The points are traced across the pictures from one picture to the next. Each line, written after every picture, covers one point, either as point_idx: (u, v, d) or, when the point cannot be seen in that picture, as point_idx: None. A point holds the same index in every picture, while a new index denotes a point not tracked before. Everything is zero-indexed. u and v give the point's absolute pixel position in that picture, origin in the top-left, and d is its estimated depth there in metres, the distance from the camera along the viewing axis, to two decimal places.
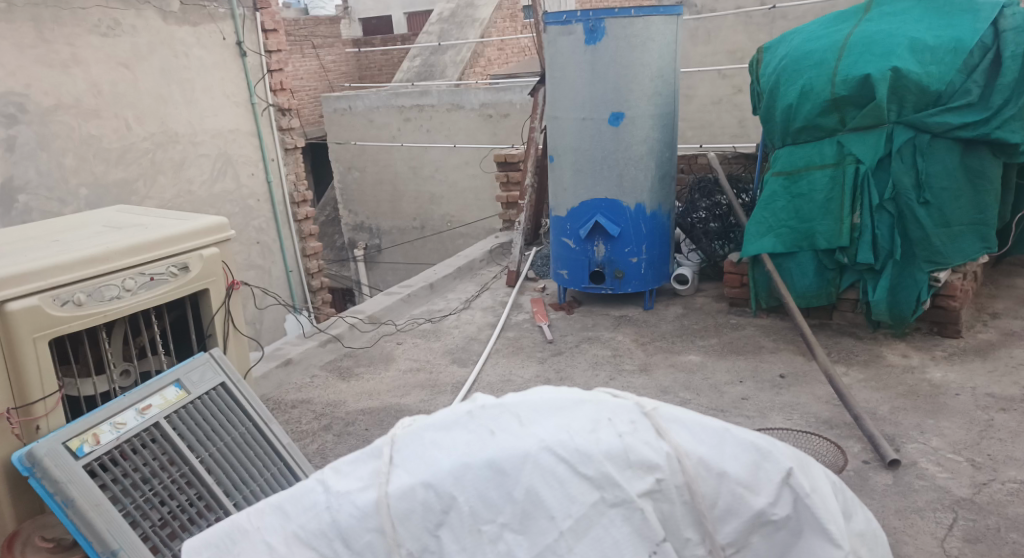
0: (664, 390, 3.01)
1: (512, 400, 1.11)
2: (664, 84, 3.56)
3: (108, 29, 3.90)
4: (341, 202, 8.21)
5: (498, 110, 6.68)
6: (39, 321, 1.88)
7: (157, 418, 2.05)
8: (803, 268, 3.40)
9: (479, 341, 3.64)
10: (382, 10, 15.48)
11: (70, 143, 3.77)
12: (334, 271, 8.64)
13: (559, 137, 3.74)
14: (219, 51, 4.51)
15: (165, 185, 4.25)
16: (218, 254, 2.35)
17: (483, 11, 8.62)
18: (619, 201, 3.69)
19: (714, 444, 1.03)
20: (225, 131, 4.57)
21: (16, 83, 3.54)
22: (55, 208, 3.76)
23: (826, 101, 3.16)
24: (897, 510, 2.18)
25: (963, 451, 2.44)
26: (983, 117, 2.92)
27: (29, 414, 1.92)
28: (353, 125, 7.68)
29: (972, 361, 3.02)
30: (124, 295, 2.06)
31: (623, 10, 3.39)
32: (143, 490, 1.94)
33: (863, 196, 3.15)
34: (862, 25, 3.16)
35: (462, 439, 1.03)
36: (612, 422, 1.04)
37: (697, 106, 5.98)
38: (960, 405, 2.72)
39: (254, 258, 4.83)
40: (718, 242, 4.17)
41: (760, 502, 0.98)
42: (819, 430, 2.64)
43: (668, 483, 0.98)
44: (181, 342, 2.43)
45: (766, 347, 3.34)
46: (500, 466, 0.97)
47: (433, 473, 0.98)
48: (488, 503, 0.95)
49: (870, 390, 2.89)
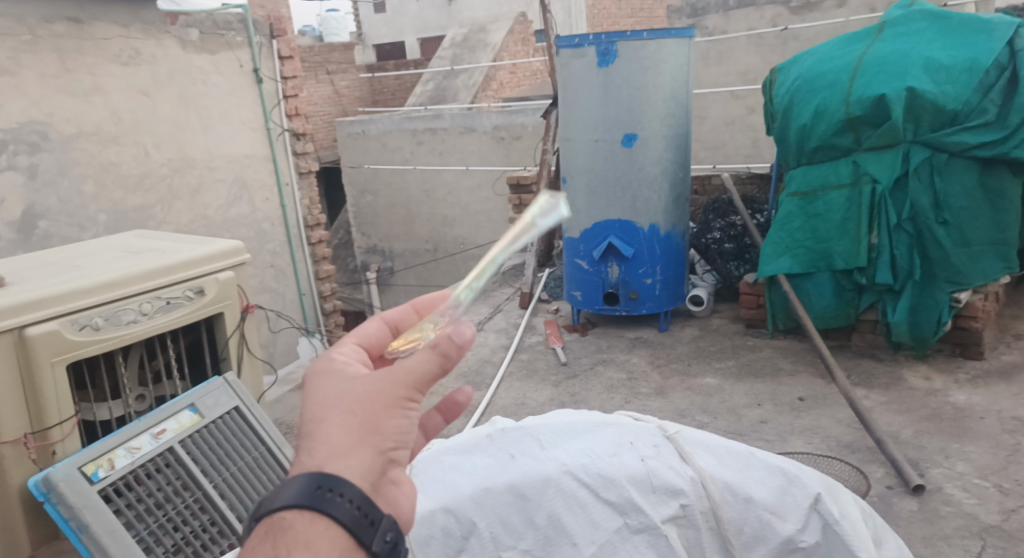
0: (681, 414, 2.97)
1: (531, 423, 1.30)
2: (677, 105, 3.57)
3: (128, 58, 3.97)
4: (354, 225, 8.23)
5: (510, 132, 6.71)
6: (57, 346, 1.88)
7: (172, 442, 2.04)
8: (821, 289, 3.36)
9: (493, 364, 3.63)
10: (395, 36, 15.72)
11: (90, 169, 3.81)
12: (347, 294, 8.64)
13: (572, 158, 3.74)
14: (237, 78, 4.58)
15: (182, 210, 4.29)
16: (233, 277, 2.35)
17: (495, 36, 8.74)
18: (633, 222, 3.67)
19: (738, 469, 1.17)
20: (241, 156, 4.62)
21: (39, 111, 3.58)
22: (74, 234, 3.78)
23: (840, 121, 3.15)
24: (924, 537, 2.12)
25: (990, 476, 2.38)
26: (1001, 136, 2.88)
27: (46, 439, 1.92)
28: (367, 149, 7.76)
29: (996, 384, 2.95)
30: (141, 320, 2.06)
31: (635, 33, 3.40)
32: (156, 516, 1.92)
33: (881, 216, 3.11)
34: (876, 45, 3.14)
35: (484, 462, 1.24)
36: (636, 446, 1.21)
37: (710, 127, 5.99)
38: (985, 429, 2.66)
39: (268, 281, 4.84)
40: (733, 262, 4.12)
41: (788, 529, 1.12)
42: (840, 454, 2.58)
43: (693, 509, 1.14)
44: (197, 365, 2.43)
45: (783, 368, 3.30)
46: (523, 491, 1.16)
47: (454, 499, 1.18)
48: (511, 527, 1.16)
49: (893, 413, 2.84)
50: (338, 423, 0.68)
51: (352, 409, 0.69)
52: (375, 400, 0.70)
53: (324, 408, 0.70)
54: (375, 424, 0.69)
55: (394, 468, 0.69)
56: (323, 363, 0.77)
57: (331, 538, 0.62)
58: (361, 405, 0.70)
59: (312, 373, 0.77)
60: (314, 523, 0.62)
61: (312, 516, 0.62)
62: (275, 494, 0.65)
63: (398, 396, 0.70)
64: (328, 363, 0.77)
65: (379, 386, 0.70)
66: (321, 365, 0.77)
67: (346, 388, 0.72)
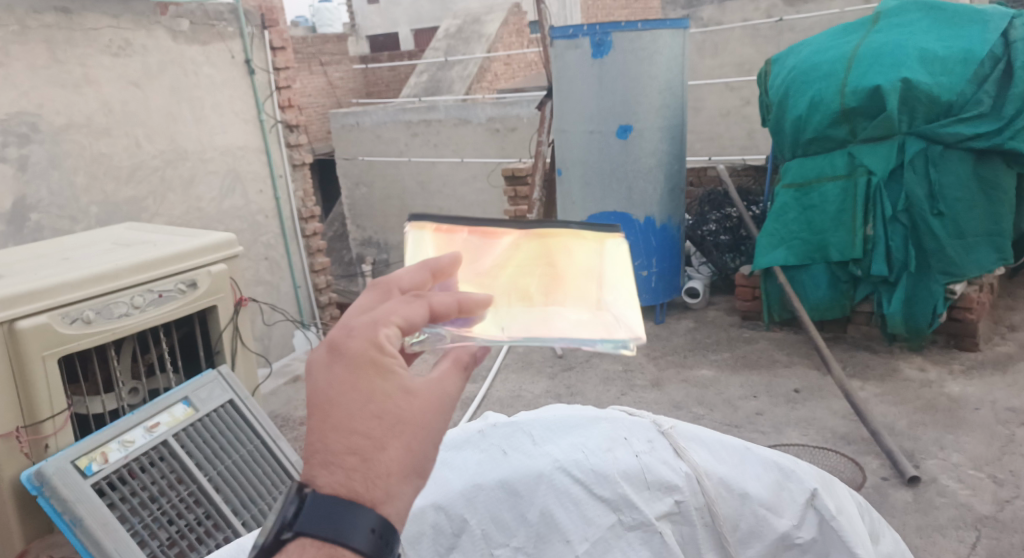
0: (677, 406, 2.97)
1: (524, 419, 1.29)
2: (672, 96, 3.55)
3: (119, 49, 3.93)
4: (348, 217, 8.19)
5: (505, 124, 6.68)
6: (48, 339, 1.86)
7: (166, 435, 2.03)
8: (816, 280, 3.36)
9: (488, 356, 3.62)
10: (390, 27, 15.63)
11: (81, 161, 3.78)
12: (342, 287, 8.60)
13: (567, 150, 3.73)
14: (229, 69, 4.54)
15: (175, 202, 4.26)
16: (226, 270, 2.33)
17: (490, 27, 8.70)
18: (629, 214, 3.66)
19: (734, 464, 1.18)
20: (234, 148, 4.59)
21: (29, 103, 3.54)
22: (66, 226, 3.74)
23: (835, 112, 3.14)
24: (918, 527, 2.13)
25: (984, 466, 2.39)
26: (995, 127, 2.89)
27: (38, 432, 1.90)
28: (361, 140, 7.73)
29: (991, 375, 2.96)
30: (133, 312, 2.05)
31: (629, 24, 3.38)
32: (151, 509, 1.91)
33: (876, 208, 3.11)
34: (871, 36, 3.13)
35: (474, 457, 1.23)
36: (630, 441, 1.20)
37: (706, 118, 5.96)
38: (980, 420, 2.66)
39: (261, 274, 4.81)
40: (729, 254, 4.14)
41: (784, 525, 1.13)
42: (835, 445, 2.59)
43: (688, 505, 1.14)
44: (190, 358, 2.41)
45: (779, 360, 3.30)
46: (515, 487, 1.17)
47: (444, 496, 1.17)
48: (503, 525, 1.16)
49: (888, 404, 2.84)
50: (394, 453, 0.60)
51: (411, 440, 0.60)
52: (431, 432, 0.62)
53: (379, 424, 0.60)
54: (427, 462, 0.61)
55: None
56: (370, 347, 0.62)
57: None
58: (417, 435, 0.61)
59: (352, 354, 0.62)
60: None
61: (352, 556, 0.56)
62: (312, 506, 0.58)
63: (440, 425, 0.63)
64: (378, 352, 0.62)
65: (438, 416, 0.63)
66: (369, 351, 0.62)
67: (403, 401, 0.61)
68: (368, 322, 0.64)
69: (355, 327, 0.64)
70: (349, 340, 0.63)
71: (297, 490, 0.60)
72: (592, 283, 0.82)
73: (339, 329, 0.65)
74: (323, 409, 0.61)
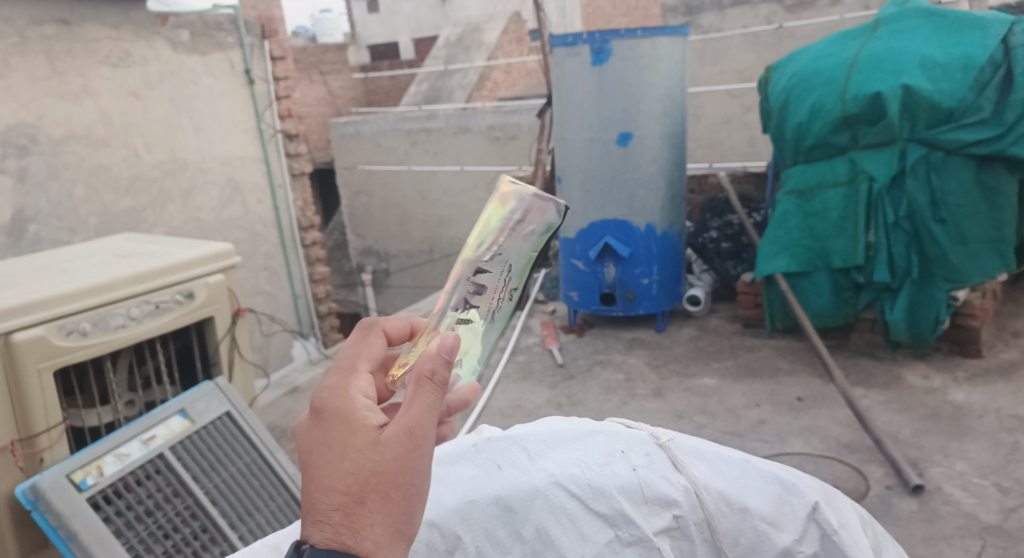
0: (679, 415, 2.94)
1: (517, 432, 1.30)
2: (672, 103, 3.55)
3: (119, 60, 3.93)
4: (348, 227, 8.17)
5: (506, 132, 6.69)
6: (44, 351, 1.85)
7: (162, 448, 2.02)
8: (818, 288, 3.34)
9: (489, 366, 3.62)
10: (390, 36, 15.66)
11: (80, 172, 3.77)
12: (343, 296, 8.58)
13: (567, 158, 3.72)
14: (229, 79, 4.55)
15: (174, 212, 4.26)
16: (223, 280, 2.32)
17: (490, 36, 8.75)
18: (629, 222, 3.65)
19: (734, 478, 1.18)
20: (233, 157, 4.59)
21: (28, 114, 3.54)
22: (65, 237, 3.74)
23: (837, 119, 3.13)
24: (924, 537, 2.10)
25: (989, 475, 2.36)
26: (996, 133, 2.86)
27: (33, 446, 1.89)
28: (360, 149, 7.73)
29: (995, 382, 2.94)
30: (129, 324, 2.03)
31: (629, 32, 3.38)
32: (147, 523, 1.89)
33: (878, 214, 3.10)
34: (872, 42, 3.11)
35: (469, 472, 1.22)
36: (628, 454, 1.20)
37: (706, 125, 5.95)
38: (984, 427, 2.64)
39: (261, 284, 4.80)
40: (730, 261, 4.13)
41: (786, 540, 1.12)
42: (839, 454, 2.56)
43: (687, 520, 1.13)
44: (187, 370, 2.40)
45: (782, 368, 3.28)
46: (509, 503, 1.14)
47: (438, 512, 1.14)
48: (498, 540, 1.13)
49: (892, 412, 2.82)
50: (375, 507, 0.65)
51: (389, 489, 0.65)
52: (409, 475, 0.66)
53: (353, 480, 0.65)
54: (410, 509, 0.67)
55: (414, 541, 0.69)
56: (341, 406, 0.71)
57: None
58: (394, 477, 0.66)
59: (328, 417, 0.70)
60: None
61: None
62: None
63: (411, 463, 0.67)
64: (349, 413, 0.70)
65: (411, 459, 0.67)
66: (342, 412, 0.70)
67: (373, 454, 0.66)
68: (340, 380, 0.75)
69: (332, 385, 0.74)
70: (325, 405, 0.72)
71: (296, 547, 0.64)
72: (530, 242, 0.85)
73: (318, 396, 0.74)
74: (308, 472, 0.68)
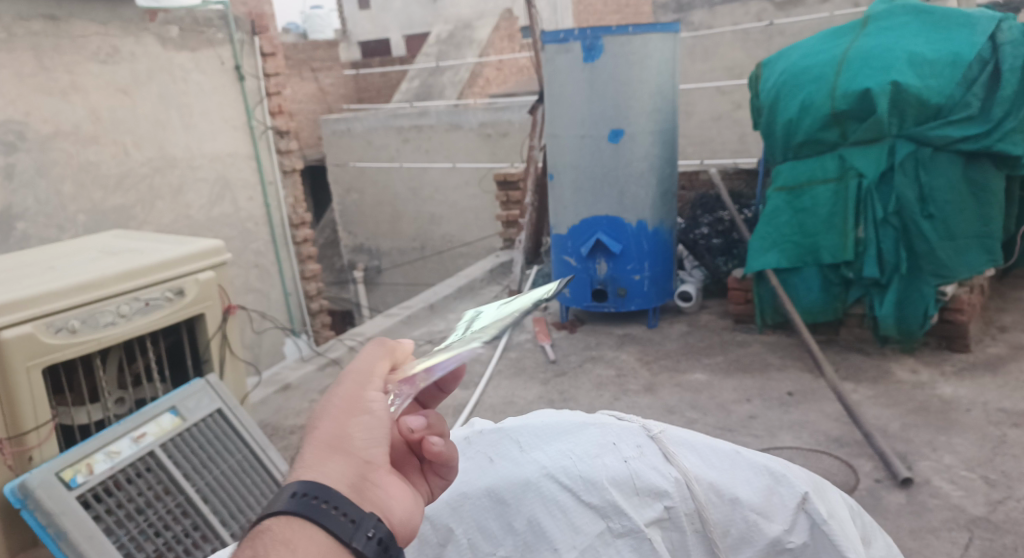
0: (670, 410, 2.95)
1: (510, 425, 1.30)
2: (663, 100, 3.55)
3: (107, 56, 3.91)
4: (339, 224, 8.15)
5: (497, 129, 6.68)
6: (32, 349, 1.84)
7: (153, 446, 2.01)
8: (808, 283, 3.36)
9: (481, 362, 3.62)
10: (380, 33, 15.61)
11: (69, 169, 3.75)
12: (334, 294, 8.57)
13: (559, 154, 3.73)
14: (218, 76, 4.52)
15: (164, 210, 4.24)
16: (214, 277, 2.31)
17: (480, 32, 8.75)
18: (620, 218, 3.65)
19: (723, 469, 1.19)
20: (224, 154, 4.57)
21: (16, 111, 3.51)
22: (53, 235, 3.71)
23: (826, 115, 3.15)
24: (912, 530, 2.12)
25: (977, 467, 2.39)
26: (984, 130, 2.89)
27: (22, 444, 1.88)
28: (351, 146, 7.72)
29: (982, 377, 2.97)
30: (119, 321, 2.02)
31: (621, 28, 3.38)
32: (138, 521, 1.88)
33: (867, 210, 3.12)
34: (861, 39, 3.13)
35: (461, 465, 1.24)
36: (619, 447, 1.21)
37: (697, 122, 5.97)
38: (972, 421, 2.66)
39: (252, 281, 4.78)
40: (721, 258, 4.15)
41: (775, 530, 1.14)
42: (829, 448, 2.58)
43: (678, 510, 1.13)
44: (178, 367, 2.39)
45: (773, 364, 3.30)
46: (501, 495, 1.16)
47: (430, 505, 1.17)
48: (489, 534, 1.14)
49: (880, 407, 2.84)
50: (319, 434, 0.76)
51: (328, 416, 0.77)
52: (346, 402, 0.78)
53: (309, 422, 0.78)
54: (348, 427, 0.76)
55: (376, 473, 0.75)
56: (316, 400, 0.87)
57: (314, 540, 0.67)
58: (330, 416, 0.77)
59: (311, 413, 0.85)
60: (290, 528, 0.67)
61: (301, 524, 0.67)
62: (267, 511, 0.70)
63: (348, 390, 0.79)
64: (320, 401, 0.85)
65: (347, 391, 0.79)
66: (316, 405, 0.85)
67: (321, 401, 0.80)
68: None
69: None
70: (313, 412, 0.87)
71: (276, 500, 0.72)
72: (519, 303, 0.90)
73: None
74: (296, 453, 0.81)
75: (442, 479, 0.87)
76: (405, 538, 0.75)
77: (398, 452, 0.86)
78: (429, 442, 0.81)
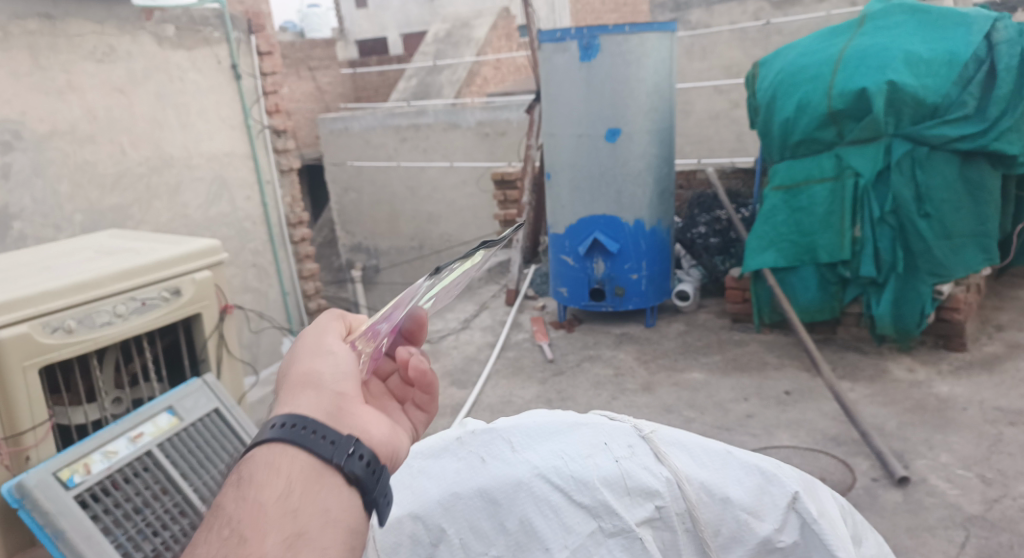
0: (668, 409, 2.96)
1: (502, 426, 1.30)
2: (660, 99, 3.55)
3: (103, 55, 3.91)
4: (337, 224, 8.18)
5: (495, 128, 6.67)
6: (28, 349, 1.84)
7: (150, 446, 2.02)
8: (805, 282, 3.36)
9: (478, 362, 3.62)
10: (378, 32, 15.59)
11: (65, 169, 3.75)
12: (332, 293, 8.56)
13: (556, 154, 3.73)
14: (214, 75, 4.51)
15: (161, 210, 4.24)
16: (210, 277, 2.31)
17: (478, 31, 8.75)
18: (618, 217, 3.65)
19: (714, 469, 1.20)
20: (221, 154, 4.56)
21: (12, 111, 3.51)
22: (50, 234, 3.72)
23: (823, 114, 3.15)
24: (908, 528, 2.13)
25: (973, 466, 2.39)
26: (980, 128, 2.89)
27: (18, 444, 1.88)
28: (349, 145, 7.71)
29: (978, 375, 2.97)
30: (116, 320, 2.02)
31: (618, 27, 3.38)
32: (135, 521, 1.89)
33: (864, 209, 3.12)
34: (857, 38, 3.13)
35: (453, 466, 1.24)
36: (611, 447, 1.21)
37: (695, 121, 5.97)
38: (968, 420, 2.67)
39: (249, 281, 4.78)
40: (718, 257, 4.16)
41: (767, 529, 1.14)
42: (826, 447, 2.59)
43: (669, 510, 1.14)
44: (175, 367, 2.40)
45: (770, 363, 3.30)
46: (493, 496, 1.16)
47: (421, 506, 1.18)
48: (481, 534, 1.14)
49: (877, 405, 2.84)
50: (290, 378, 0.77)
51: (297, 364, 0.79)
52: (312, 351, 0.81)
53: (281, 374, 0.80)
54: (316, 367, 0.78)
55: (350, 402, 0.75)
56: None
57: (299, 464, 0.68)
58: (299, 363, 0.80)
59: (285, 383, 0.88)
60: (272, 452, 0.68)
61: (286, 449, 0.69)
62: (255, 441, 0.71)
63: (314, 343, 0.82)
64: None
65: (312, 342, 0.83)
66: None
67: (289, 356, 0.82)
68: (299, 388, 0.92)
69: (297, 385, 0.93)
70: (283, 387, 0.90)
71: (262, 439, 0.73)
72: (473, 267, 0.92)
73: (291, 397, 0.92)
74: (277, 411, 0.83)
75: (422, 412, 0.86)
76: (389, 459, 0.75)
77: (378, 399, 0.85)
78: (414, 361, 0.82)
